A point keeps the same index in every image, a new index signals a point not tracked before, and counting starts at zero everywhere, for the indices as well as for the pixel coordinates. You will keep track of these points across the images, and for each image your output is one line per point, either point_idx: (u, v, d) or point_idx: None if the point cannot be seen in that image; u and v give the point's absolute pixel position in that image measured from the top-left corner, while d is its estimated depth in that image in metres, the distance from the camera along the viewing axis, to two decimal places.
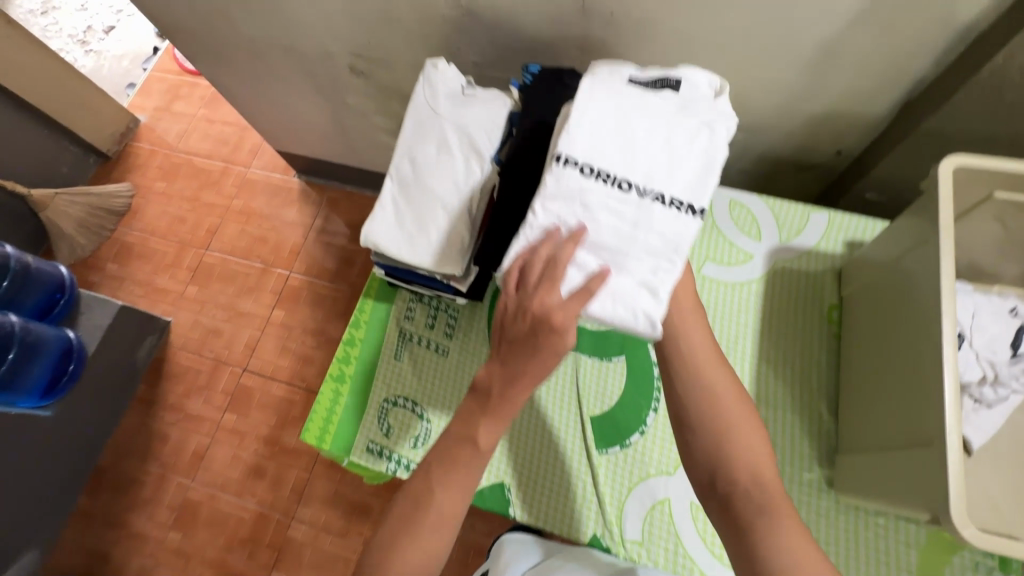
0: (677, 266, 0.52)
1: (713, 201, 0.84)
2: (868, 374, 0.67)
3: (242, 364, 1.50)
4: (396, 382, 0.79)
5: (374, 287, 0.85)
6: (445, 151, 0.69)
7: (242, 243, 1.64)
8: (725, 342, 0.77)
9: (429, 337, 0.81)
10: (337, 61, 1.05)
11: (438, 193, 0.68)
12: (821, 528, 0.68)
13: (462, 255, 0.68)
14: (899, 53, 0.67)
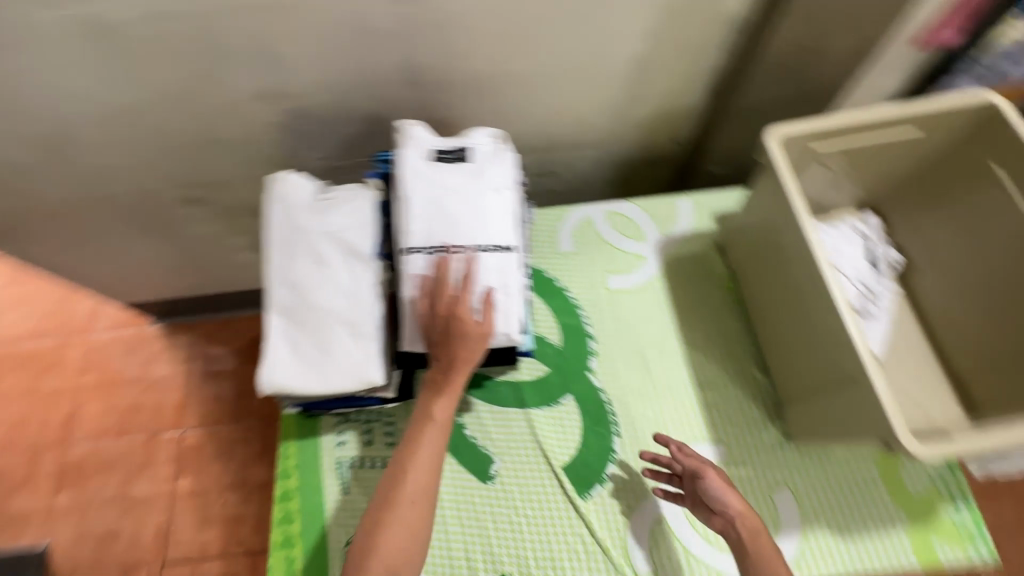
0: (514, 292, 0.60)
1: (593, 219, 0.89)
2: (780, 328, 0.73)
3: (159, 557, 1.27)
4: (353, 519, 0.71)
5: (292, 425, 0.76)
6: (323, 264, 0.64)
7: (112, 420, 1.39)
8: (654, 344, 0.80)
9: (372, 455, 0.74)
10: (164, 197, 0.94)
11: (330, 310, 0.63)
12: (799, 481, 0.71)
13: (379, 364, 0.63)
14: (694, 53, 0.76)
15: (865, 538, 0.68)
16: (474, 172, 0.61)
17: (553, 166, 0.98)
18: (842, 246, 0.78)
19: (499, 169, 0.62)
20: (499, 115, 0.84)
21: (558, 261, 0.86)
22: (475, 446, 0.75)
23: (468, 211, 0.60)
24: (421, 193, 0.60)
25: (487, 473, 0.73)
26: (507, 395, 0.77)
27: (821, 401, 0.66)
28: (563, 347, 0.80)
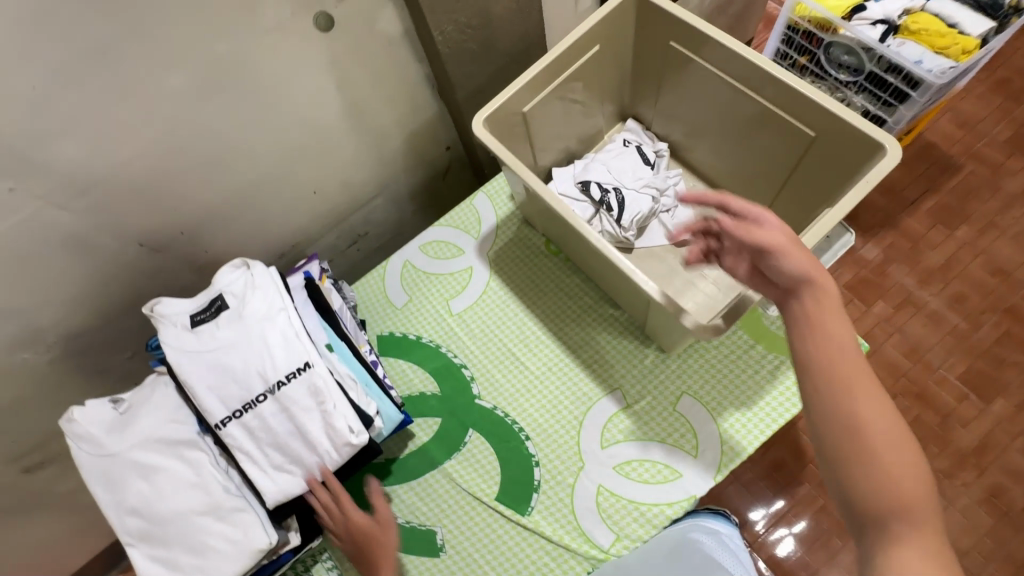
0: (330, 397, 0.60)
1: (409, 261, 0.89)
2: (599, 266, 0.75)
3: None
4: None
5: None
6: (153, 472, 0.61)
7: None
8: (516, 338, 0.81)
9: None
10: (4, 479, 0.87)
11: (183, 509, 0.60)
12: (691, 382, 0.74)
13: (258, 527, 0.61)
14: (394, 78, 0.78)
15: (765, 396, 0.72)
16: (237, 318, 0.61)
17: (357, 229, 0.98)
18: (615, 165, 0.81)
19: (253, 300, 0.62)
20: (262, 223, 0.82)
21: (399, 317, 0.86)
22: (413, 529, 0.74)
23: (248, 357, 0.59)
24: (200, 366, 0.59)
25: (436, 547, 0.72)
26: (417, 464, 0.77)
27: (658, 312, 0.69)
28: (443, 391, 0.80)
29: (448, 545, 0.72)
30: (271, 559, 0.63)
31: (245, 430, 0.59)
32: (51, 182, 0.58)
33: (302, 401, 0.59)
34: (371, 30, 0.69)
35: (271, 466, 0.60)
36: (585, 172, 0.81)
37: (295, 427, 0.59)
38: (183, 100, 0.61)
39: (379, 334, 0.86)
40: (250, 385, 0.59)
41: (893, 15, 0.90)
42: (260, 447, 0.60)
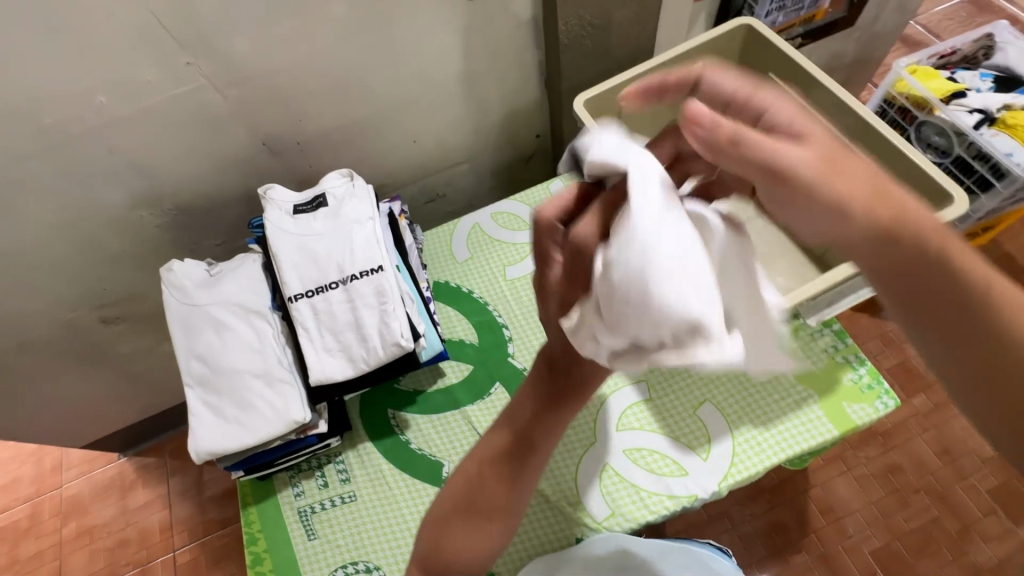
0: (392, 300, 0.66)
1: (480, 223, 0.96)
2: None
3: None
4: (326, 559, 0.74)
5: (248, 491, 0.78)
6: (225, 329, 0.69)
7: (102, 565, 1.37)
8: None
9: (330, 495, 0.77)
10: (84, 324, 0.98)
11: (241, 367, 0.68)
12: (715, 391, 0.77)
13: (298, 402, 0.67)
14: (512, 57, 0.86)
15: (784, 421, 0.74)
16: (333, 216, 0.69)
17: (438, 188, 1.06)
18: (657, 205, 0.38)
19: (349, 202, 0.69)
20: (363, 157, 0.92)
21: (458, 270, 0.93)
22: (424, 456, 0.79)
23: (334, 250, 0.67)
24: (290, 246, 0.68)
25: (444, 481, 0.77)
26: (442, 401, 0.82)
27: None
28: (481, 343, 0.86)
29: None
30: (298, 435, 0.70)
31: (311, 309, 0.66)
32: (217, 66, 0.68)
33: (367, 297, 0.66)
34: (505, 9, 0.79)
35: (322, 346, 0.66)
36: None
37: (354, 319, 0.66)
38: (341, 28, 0.71)
39: (435, 280, 0.93)
40: (328, 273, 0.67)
41: (992, 106, 0.92)
42: (320, 328, 0.66)
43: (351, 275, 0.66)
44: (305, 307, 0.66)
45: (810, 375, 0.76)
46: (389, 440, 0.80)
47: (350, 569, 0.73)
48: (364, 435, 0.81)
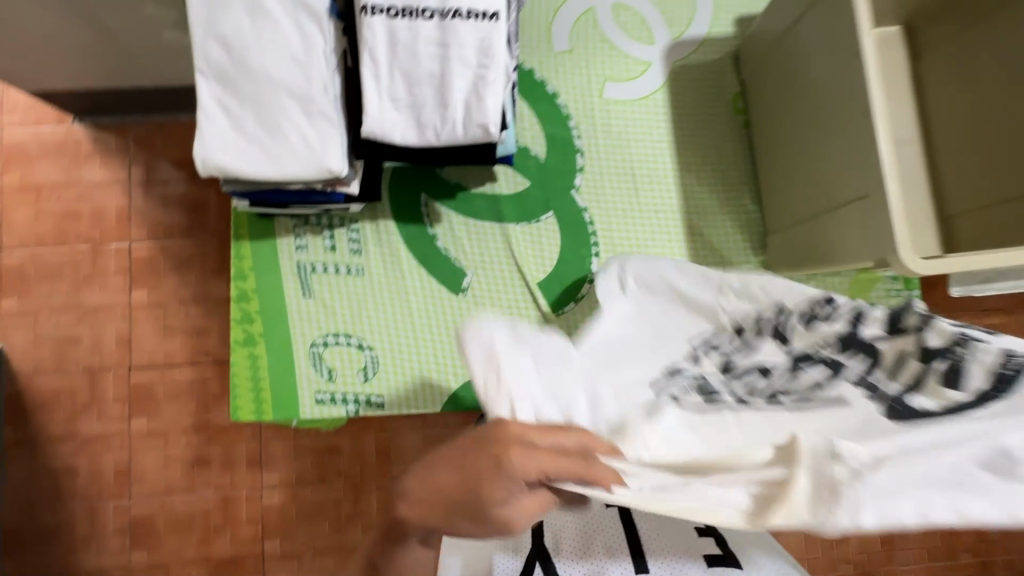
0: (489, 66, 0.63)
1: (597, 10, 0.90)
2: (806, 143, 0.79)
3: (125, 364, 1.26)
4: (315, 320, 0.80)
5: (246, 227, 0.80)
6: (269, 27, 0.59)
7: (48, 229, 1.28)
8: (659, 148, 0.91)
9: (335, 263, 0.81)
10: None
11: (280, 82, 0.59)
12: None
13: (337, 151, 0.60)
14: None
15: None
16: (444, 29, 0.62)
17: None
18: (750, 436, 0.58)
19: None
20: None
21: (551, 59, 0.90)
22: (446, 258, 0.83)
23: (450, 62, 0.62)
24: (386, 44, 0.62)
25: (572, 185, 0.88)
26: (477, 205, 0.83)
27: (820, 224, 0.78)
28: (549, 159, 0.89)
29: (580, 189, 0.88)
30: (325, 188, 0.64)
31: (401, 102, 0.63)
32: None
33: (465, 43, 0.63)
34: None
35: (390, 100, 0.63)
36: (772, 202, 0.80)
37: (439, 69, 0.62)
38: None
39: (523, 61, 0.90)
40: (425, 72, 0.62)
41: None
42: (399, 58, 0.62)
43: (452, 13, 0.62)
44: (390, 26, 0.61)
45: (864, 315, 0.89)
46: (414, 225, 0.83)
47: (341, 338, 0.80)
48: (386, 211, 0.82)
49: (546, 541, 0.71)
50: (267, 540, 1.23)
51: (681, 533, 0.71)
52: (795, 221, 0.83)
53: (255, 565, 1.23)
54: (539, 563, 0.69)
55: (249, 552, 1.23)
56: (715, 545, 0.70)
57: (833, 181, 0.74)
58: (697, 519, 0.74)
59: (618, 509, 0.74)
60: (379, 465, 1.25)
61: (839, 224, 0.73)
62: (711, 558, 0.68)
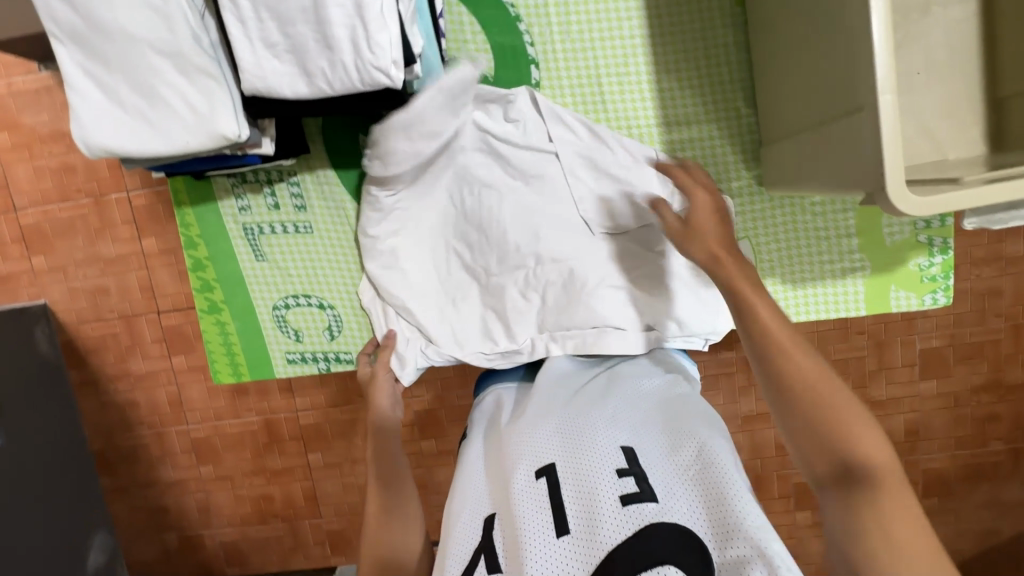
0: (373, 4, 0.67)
1: None
2: (804, 53, 0.74)
3: (154, 309, 1.34)
4: (269, 281, 1.01)
5: (188, 197, 0.98)
6: (137, 12, 0.70)
7: (51, 186, 1.30)
8: (648, 67, 0.92)
9: (278, 228, 0.98)
10: None
11: (157, 67, 0.72)
12: (757, 220, 0.94)
13: (224, 117, 0.73)
14: None
15: (827, 278, 0.95)
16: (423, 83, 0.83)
17: None
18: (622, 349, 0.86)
19: None
20: None
21: None
22: None
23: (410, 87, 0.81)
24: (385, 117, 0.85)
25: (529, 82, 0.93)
26: None
27: (807, 142, 0.77)
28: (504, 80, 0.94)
29: (540, 83, 0.93)
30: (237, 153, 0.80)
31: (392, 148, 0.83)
32: None
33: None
34: None
35: (268, 52, 0.71)
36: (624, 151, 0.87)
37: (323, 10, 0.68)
38: None
39: None
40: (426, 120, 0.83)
41: None
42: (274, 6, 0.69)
43: None
44: None
45: (880, 250, 0.93)
46: (347, 168, 0.95)
47: (301, 297, 1.00)
48: (320, 158, 0.95)
49: (489, 532, 0.60)
50: (310, 453, 1.38)
51: (594, 479, 0.59)
52: (789, 130, 0.82)
53: (304, 473, 1.39)
54: (484, 559, 0.58)
55: (297, 463, 1.38)
56: (633, 483, 0.58)
57: (823, 95, 0.72)
58: (622, 454, 0.61)
59: (543, 474, 0.61)
60: None
61: (829, 142, 0.71)
62: (621, 472, 0.59)
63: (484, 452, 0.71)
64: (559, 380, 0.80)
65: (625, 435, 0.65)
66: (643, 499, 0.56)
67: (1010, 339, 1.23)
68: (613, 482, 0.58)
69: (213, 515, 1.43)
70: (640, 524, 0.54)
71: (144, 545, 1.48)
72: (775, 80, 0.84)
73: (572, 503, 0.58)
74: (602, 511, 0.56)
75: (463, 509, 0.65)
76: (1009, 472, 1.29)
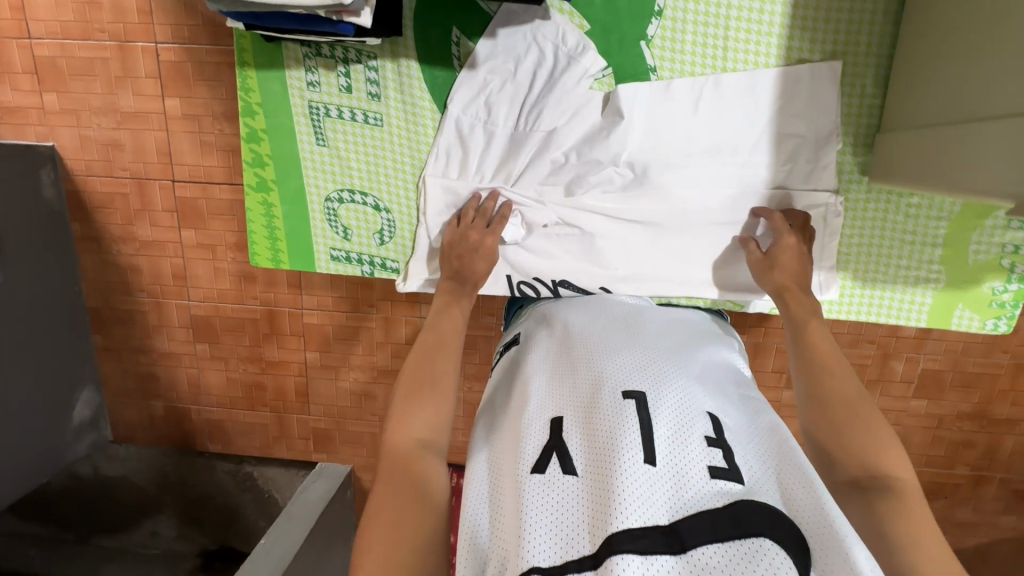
0: None
1: None
2: (984, 47, 0.72)
3: (168, 176, 1.27)
4: (325, 174, 1.02)
5: (252, 59, 0.96)
6: None
7: (71, 18, 1.19)
8: (787, 24, 0.88)
9: (348, 120, 0.98)
10: None
11: None
12: (857, 206, 0.96)
13: None
14: None
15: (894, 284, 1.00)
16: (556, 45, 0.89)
17: None
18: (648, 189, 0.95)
19: None
20: None
21: None
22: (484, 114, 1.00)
23: (557, 106, 0.91)
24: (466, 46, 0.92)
25: (642, 34, 0.90)
26: None
27: (940, 132, 0.77)
28: (623, 26, 0.90)
29: (652, 39, 0.90)
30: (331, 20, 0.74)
31: (532, 139, 0.93)
32: None
33: None
34: None
35: None
36: (725, 148, 0.93)
37: None
38: None
39: None
40: (569, 133, 0.92)
41: None
42: None
43: None
44: None
45: (956, 261, 0.98)
46: (434, 64, 0.94)
47: (357, 194, 1.02)
48: (405, 47, 0.93)
49: (563, 433, 0.57)
50: (309, 351, 1.38)
51: (686, 436, 0.56)
52: (931, 124, 0.80)
53: (299, 369, 1.40)
54: (556, 457, 0.55)
55: (294, 358, 1.38)
56: (722, 458, 0.55)
57: (994, 92, 0.70)
58: (711, 423, 0.59)
59: (635, 400, 0.58)
60: (407, 302, 1.31)
61: (989, 142, 0.69)
62: (709, 440, 0.56)
63: (558, 362, 0.67)
64: (637, 319, 0.76)
65: (714, 403, 0.62)
66: (731, 475, 0.53)
67: (1008, 375, 1.26)
68: (704, 447, 0.55)
69: (201, 393, 1.44)
70: (731, 499, 0.50)
71: (129, 408, 1.50)
72: (928, 65, 0.81)
73: (662, 444, 0.55)
74: (691, 472, 0.53)
75: (532, 408, 0.61)
76: (965, 496, 1.36)
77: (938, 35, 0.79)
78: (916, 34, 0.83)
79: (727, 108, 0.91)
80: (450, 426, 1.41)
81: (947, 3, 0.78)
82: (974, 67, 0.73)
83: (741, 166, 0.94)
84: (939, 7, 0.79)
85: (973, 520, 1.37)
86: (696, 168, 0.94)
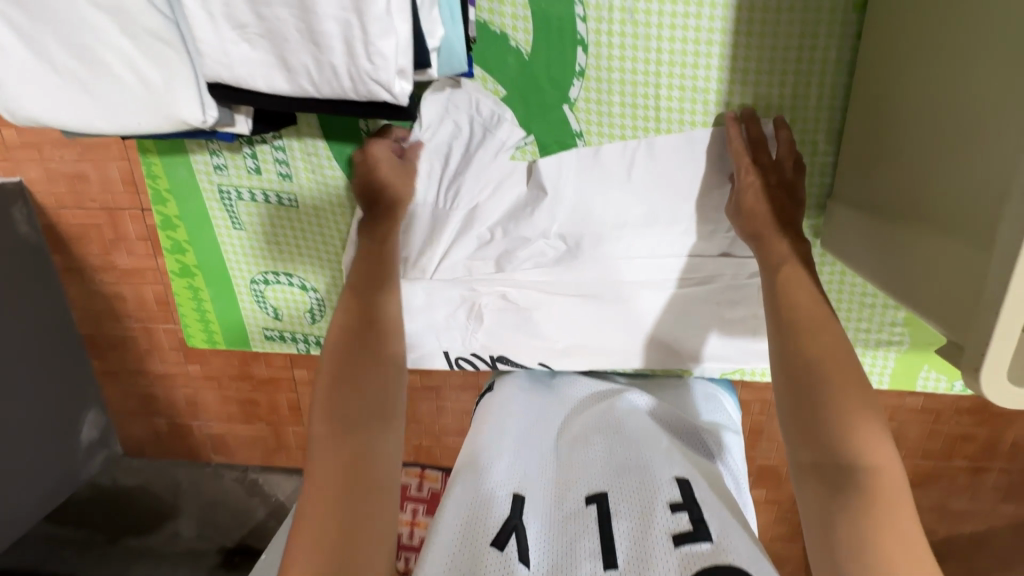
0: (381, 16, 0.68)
1: None
2: (931, 142, 0.71)
3: (137, 205, 1.26)
4: (242, 258, 1.07)
5: (155, 149, 0.98)
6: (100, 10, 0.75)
7: None
8: (730, 69, 0.86)
9: (258, 205, 1.01)
10: None
11: (109, 50, 0.77)
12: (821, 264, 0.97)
13: (184, 104, 0.77)
14: None
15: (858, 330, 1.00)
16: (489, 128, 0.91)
17: None
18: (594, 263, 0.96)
19: None
20: None
21: None
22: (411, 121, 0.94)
23: (477, 181, 0.93)
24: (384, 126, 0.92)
25: (565, 98, 0.89)
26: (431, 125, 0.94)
27: (887, 226, 0.78)
28: (545, 96, 0.89)
29: (576, 103, 0.90)
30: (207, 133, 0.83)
31: (466, 217, 0.95)
32: None
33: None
34: None
35: (246, 43, 0.72)
36: (645, 220, 0.93)
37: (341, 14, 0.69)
38: None
39: None
40: (492, 217, 0.95)
41: None
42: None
43: None
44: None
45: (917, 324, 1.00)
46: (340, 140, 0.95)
47: (280, 276, 1.08)
48: (305, 126, 0.94)
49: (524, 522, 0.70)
50: (296, 368, 1.39)
51: (652, 508, 0.69)
52: (879, 205, 0.81)
53: (289, 386, 1.42)
54: (513, 537, 0.67)
55: (283, 375, 1.40)
56: (688, 521, 0.67)
57: (943, 199, 0.69)
58: (678, 490, 0.72)
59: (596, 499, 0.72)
60: None
61: (928, 253, 0.70)
62: (675, 506, 0.69)
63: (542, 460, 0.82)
64: (617, 410, 0.91)
65: (683, 473, 0.75)
66: (702, 536, 0.64)
67: None
68: (670, 515, 0.68)
69: (199, 410, 1.49)
70: (697, 560, 0.62)
71: (135, 424, 1.56)
72: (888, 140, 0.79)
73: (619, 528, 0.68)
74: (654, 541, 0.65)
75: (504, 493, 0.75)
76: (964, 486, 1.34)
77: (892, 112, 0.78)
78: (872, 108, 0.82)
79: (666, 171, 0.91)
80: (442, 433, 1.43)
81: (906, 83, 0.75)
82: (929, 160, 0.72)
83: (683, 234, 0.93)
84: (904, 81, 0.75)
85: (971, 509, 1.36)
86: (629, 232, 0.94)
